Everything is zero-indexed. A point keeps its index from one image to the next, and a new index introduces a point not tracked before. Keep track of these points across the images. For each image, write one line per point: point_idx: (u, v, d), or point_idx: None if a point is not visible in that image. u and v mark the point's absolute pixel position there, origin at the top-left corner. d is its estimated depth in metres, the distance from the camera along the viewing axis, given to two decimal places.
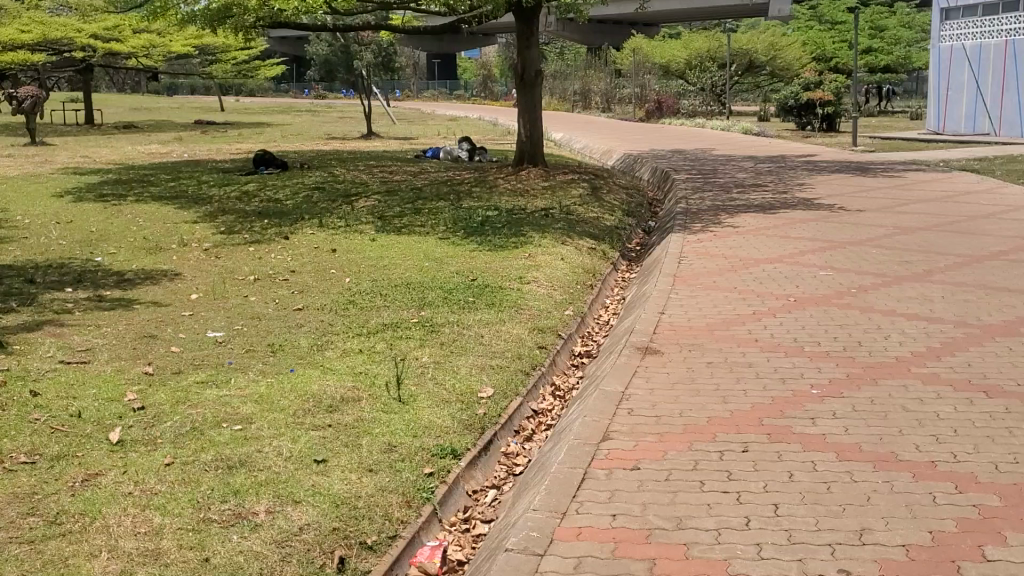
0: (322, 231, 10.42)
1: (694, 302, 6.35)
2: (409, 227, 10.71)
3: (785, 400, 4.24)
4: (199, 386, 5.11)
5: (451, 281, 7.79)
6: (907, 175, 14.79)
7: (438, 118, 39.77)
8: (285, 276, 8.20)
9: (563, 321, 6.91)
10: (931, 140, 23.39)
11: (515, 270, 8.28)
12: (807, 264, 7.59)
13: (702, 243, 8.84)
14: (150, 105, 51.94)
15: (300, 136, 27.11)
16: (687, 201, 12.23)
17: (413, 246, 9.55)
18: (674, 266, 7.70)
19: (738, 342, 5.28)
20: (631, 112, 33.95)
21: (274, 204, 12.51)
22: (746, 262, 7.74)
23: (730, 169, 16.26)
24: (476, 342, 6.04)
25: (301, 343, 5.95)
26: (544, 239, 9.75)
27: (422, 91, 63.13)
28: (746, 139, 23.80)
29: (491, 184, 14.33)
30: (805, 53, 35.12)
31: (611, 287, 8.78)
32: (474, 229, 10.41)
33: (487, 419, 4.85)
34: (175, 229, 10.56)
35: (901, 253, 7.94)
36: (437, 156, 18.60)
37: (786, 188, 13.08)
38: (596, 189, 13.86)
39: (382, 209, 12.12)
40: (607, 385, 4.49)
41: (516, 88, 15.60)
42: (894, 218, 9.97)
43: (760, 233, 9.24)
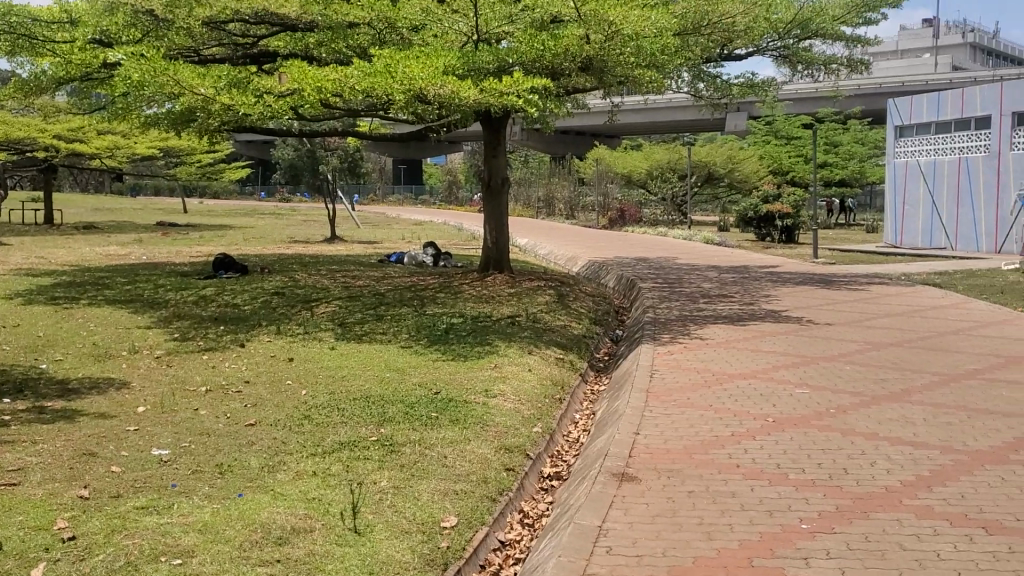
0: (280, 339, 10.08)
1: (668, 421, 6.09)
2: (370, 334, 10.41)
3: (773, 537, 3.94)
4: (138, 512, 4.70)
5: (413, 395, 7.47)
6: (871, 288, 14.82)
7: (403, 222, 39.90)
8: (238, 387, 7.83)
9: (530, 440, 6.59)
10: (889, 253, 23.68)
11: (480, 382, 7.98)
12: (782, 380, 7.39)
13: (672, 356, 8.64)
14: (112, 205, 51.64)
15: (263, 239, 26.89)
16: (654, 311, 12.07)
17: (374, 356, 9.23)
18: (645, 380, 7.46)
19: (718, 468, 5.00)
20: (594, 220, 34.20)
21: (232, 309, 12.16)
22: (720, 377, 7.52)
23: (695, 278, 16.21)
24: (439, 464, 5.70)
25: (252, 464, 5.57)
26: (509, 349, 9.48)
27: (387, 195, 63.60)
28: (709, 248, 23.97)
29: (455, 290, 14.12)
30: (764, 166, 35.85)
31: (579, 401, 8.49)
32: (438, 338, 10.14)
33: (451, 553, 4.49)
34: (126, 334, 10.16)
35: (876, 370, 7.77)
36: (401, 262, 18.42)
37: (752, 300, 13.00)
38: (562, 296, 13.70)
39: (344, 315, 11.81)
40: (581, 519, 4.17)
41: (482, 195, 15.55)
42: (864, 333, 9.85)
43: (732, 346, 9.06)
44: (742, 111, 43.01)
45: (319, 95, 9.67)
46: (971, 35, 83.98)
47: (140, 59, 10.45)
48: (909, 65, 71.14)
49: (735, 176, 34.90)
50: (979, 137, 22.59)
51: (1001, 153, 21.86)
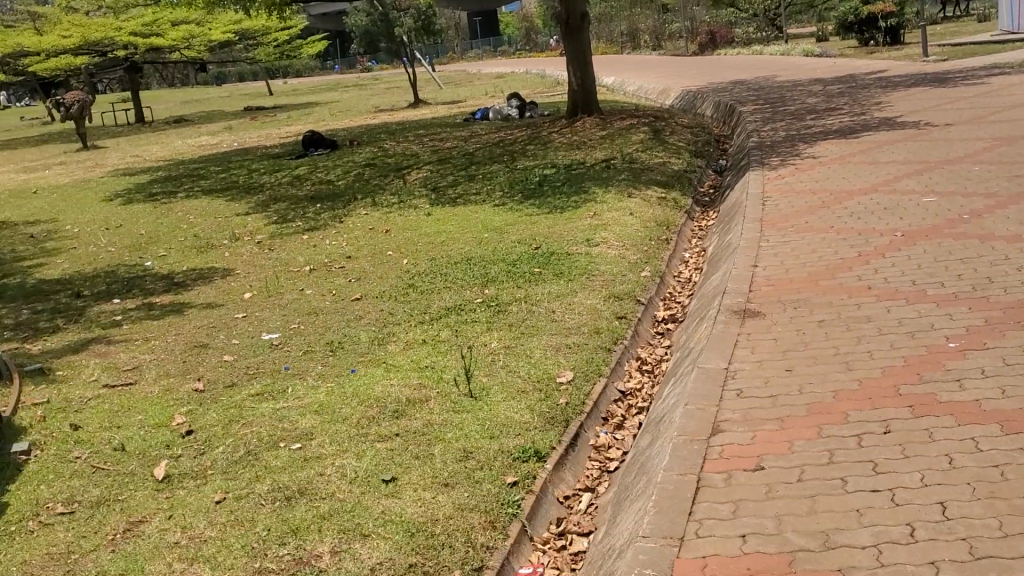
0: (375, 210, 9.96)
1: (787, 249, 5.69)
2: (465, 196, 10.17)
3: (921, 361, 3.58)
4: (254, 399, 4.65)
5: (515, 253, 7.25)
6: (993, 80, 13.68)
7: (486, 76, 39.12)
8: (339, 264, 7.74)
9: (640, 285, 6.31)
10: (1007, 41, 21.91)
11: (582, 232, 7.68)
12: (907, 191, 6.83)
13: (783, 180, 8.12)
14: (200, 97, 52.21)
15: (349, 111, 26.70)
16: (758, 134, 11.43)
17: (471, 217, 9.01)
18: (757, 209, 7.02)
19: (848, 293, 4.62)
20: (683, 49, 32.70)
21: (325, 186, 12.08)
22: (838, 196, 7.00)
23: (797, 94, 15.31)
24: (549, 321, 5.50)
25: (360, 340, 5.46)
26: (609, 194, 9.11)
27: (467, 51, 62.40)
28: (809, 61, 22.65)
29: (546, 140, 13.67)
30: None
31: (687, 239, 8.13)
32: (533, 191, 9.83)
33: (571, 410, 4.31)
34: (226, 222, 10.19)
35: (1010, 167, 7.11)
36: (487, 117, 17.98)
37: (862, 109, 12.15)
38: (658, 131, 13.13)
39: (436, 179, 11.58)
40: (706, 362, 3.89)
41: (563, 36, 14.84)
42: (991, 129, 9.06)
43: (847, 161, 8.46)
44: None
45: None
46: None
47: None
48: None
49: None
50: None
51: None
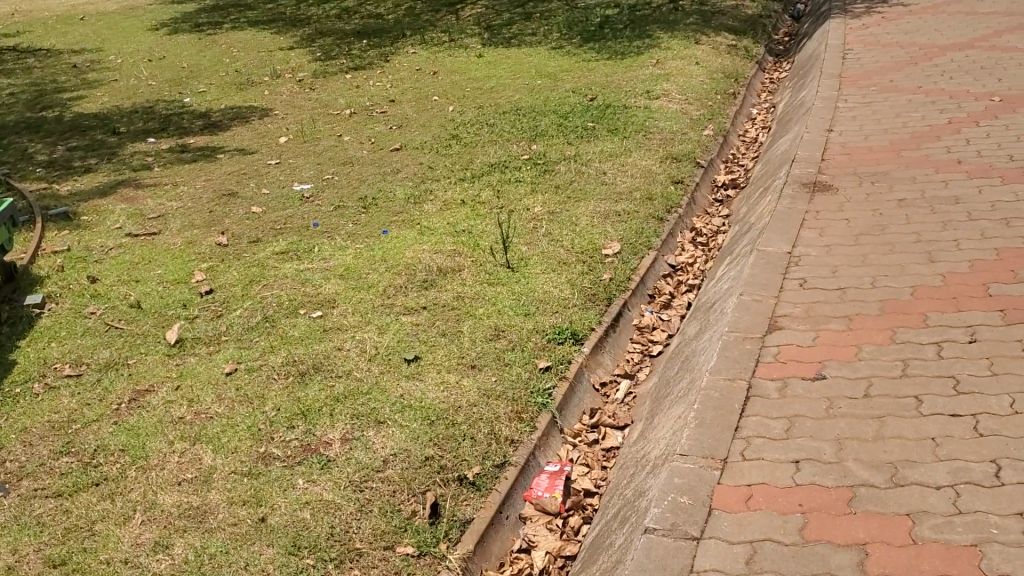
0: (425, 49, 9.41)
1: (867, 112, 5.14)
2: (520, 37, 9.55)
3: (1015, 255, 3.15)
4: (278, 258, 4.37)
5: (568, 105, 6.76)
6: None
7: None
8: (382, 108, 7.31)
9: (700, 146, 5.84)
10: None
11: (642, 84, 7.14)
12: (1008, 49, 6.12)
13: (867, 30, 7.39)
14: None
15: None
16: None
17: (525, 61, 8.44)
18: (835, 64, 6.39)
19: (933, 167, 4.13)
20: None
21: (375, 21, 11.48)
22: (929, 53, 6.32)
23: None
24: (599, 184, 5.09)
25: (396, 195, 5.12)
26: (674, 40, 8.45)
27: None
28: None
29: None
30: None
31: (756, 94, 7.53)
32: (593, 35, 9.18)
33: (615, 286, 3.97)
34: (268, 57, 9.72)
35: None
36: None
37: None
38: None
39: (491, 16, 10.90)
40: (766, 245, 3.49)
41: None
42: None
43: (942, 11, 7.65)
44: None
45: None
46: None
47: None
48: None
49: None
50: None
51: None
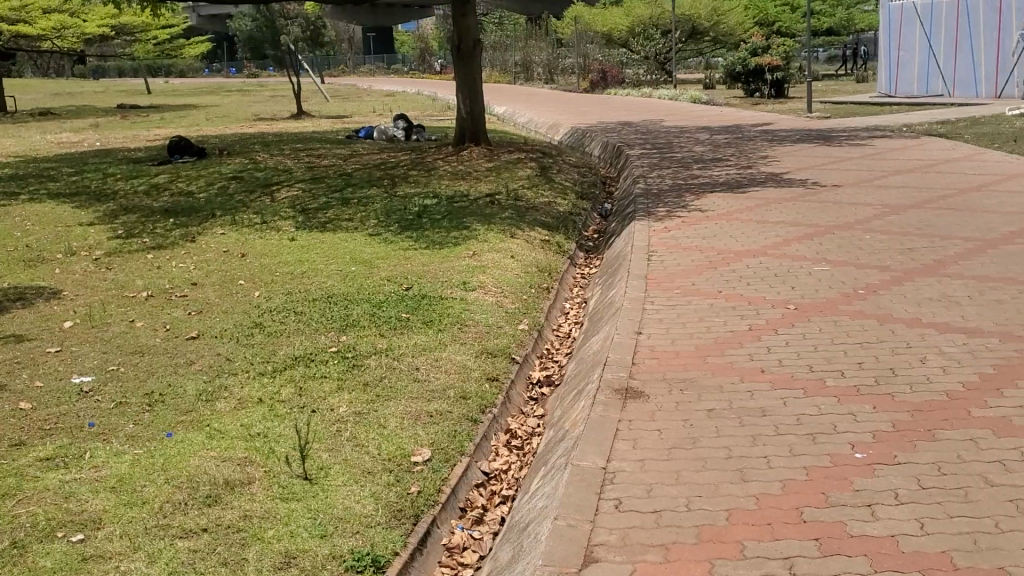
0: (235, 230, 9.13)
1: (675, 315, 5.23)
2: (335, 221, 9.44)
3: (824, 475, 3.12)
4: (41, 466, 3.85)
5: (382, 293, 6.57)
6: (874, 142, 13.84)
7: (375, 94, 38.33)
8: (183, 291, 6.91)
9: (515, 341, 5.76)
10: (884, 104, 22.56)
11: (456, 274, 7.08)
12: (798, 257, 6.51)
13: (671, 233, 7.73)
14: (71, 89, 49.48)
15: (225, 119, 25.40)
16: (646, 179, 11.11)
17: (339, 247, 8.28)
18: (642, 265, 6.57)
19: (740, 375, 4.17)
20: (574, 84, 32.84)
21: (185, 199, 11.16)
22: (728, 257, 6.64)
23: (687, 141, 15.19)
24: (409, 380, 4.86)
25: (188, 390, 4.70)
26: (489, 233, 8.56)
27: (359, 66, 61.41)
28: (698, 108, 22.83)
29: (429, 167, 13.08)
30: (748, 17, 34.27)
31: (569, 288, 7.63)
32: (410, 223, 9.16)
33: (422, 500, 3.69)
34: (64, 231, 9.16)
35: (900, 239, 6.89)
36: (370, 137, 17.27)
37: (749, 162, 12.02)
38: (546, 168, 12.71)
39: (307, 200, 10.80)
40: (580, 459, 3.33)
41: (453, 61, 14.30)
42: (877, 195, 8.93)
43: (736, 218, 8.15)
44: None
45: None
46: None
47: None
48: None
49: (720, 29, 33.33)
50: None
51: None
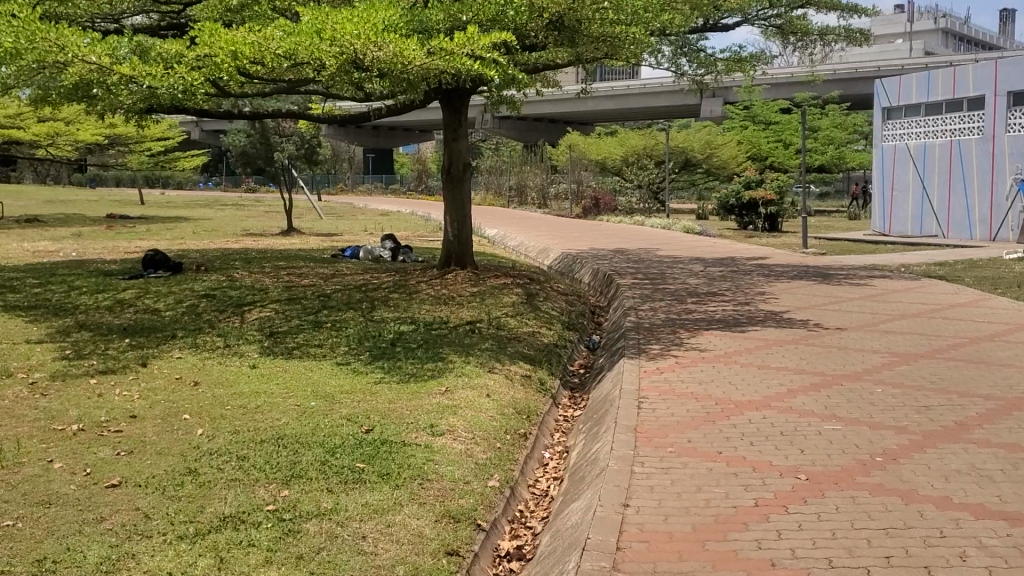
0: (194, 354, 8.47)
1: (666, 481, 4.54)
2: (302, 346, 8.76)
3: None
4: None
5: (338, 437, 5.84)
6: (874, 282, 13.39)
7: (369, 212, 38.40)
8: (117, 425, 6.20)
9: (482, 501, 5.04)
10: (879, 242, 22.34)
11: (424, 414, 6.38)
12: (805, 411, 5.86)
13: (662, 376, 7.09)
14: (67, 197, 49.60)
15: (213, 232, 25.10)
16: (637, 312, 10.56)
17: (301, 376, 7.60)
18: (631, 414, 5.87)
19: (746, 570, 3.47)
20: (568, 209, 32.83)
21: (149, 317, 10.55)
22: (727, 408, 5.98)
23: (680, 272, 14.75)
24: (353, 553, 4.13)
25: (88, 557, 3.99)
26: (467, 365, 7.88)
27: (357, 185, 61.96)
28: (691, 238, 22.60)
29: (412, 290, 12.53)
30: (741, 151, 34.58)
31: (550, 432, 6.92)
32: (384, 350, 8.46)
33: None
34: (9, 350, 8.51)
35: (915, 394, 6.26)
36: (356, 256, 16.82)
37: (745, 298, 11.51)
38: (533, 295, 12.18)
39: (278, 323, 10.18)
40: None
41: (442, 183, 13.95)
42: (884, 342, 8.34)
43: (734, 360, 7.54)
44: (717, 97, 41.49)
45: (237, 61, 8.02)
46: (942, 20, 82.71)
47: (23, 18, 8.65)
48: (881, 49, 70.71)
49: (712, 161, 33.62)
50: (973, 118, 21.31)
51: (995, 136, 20.64)
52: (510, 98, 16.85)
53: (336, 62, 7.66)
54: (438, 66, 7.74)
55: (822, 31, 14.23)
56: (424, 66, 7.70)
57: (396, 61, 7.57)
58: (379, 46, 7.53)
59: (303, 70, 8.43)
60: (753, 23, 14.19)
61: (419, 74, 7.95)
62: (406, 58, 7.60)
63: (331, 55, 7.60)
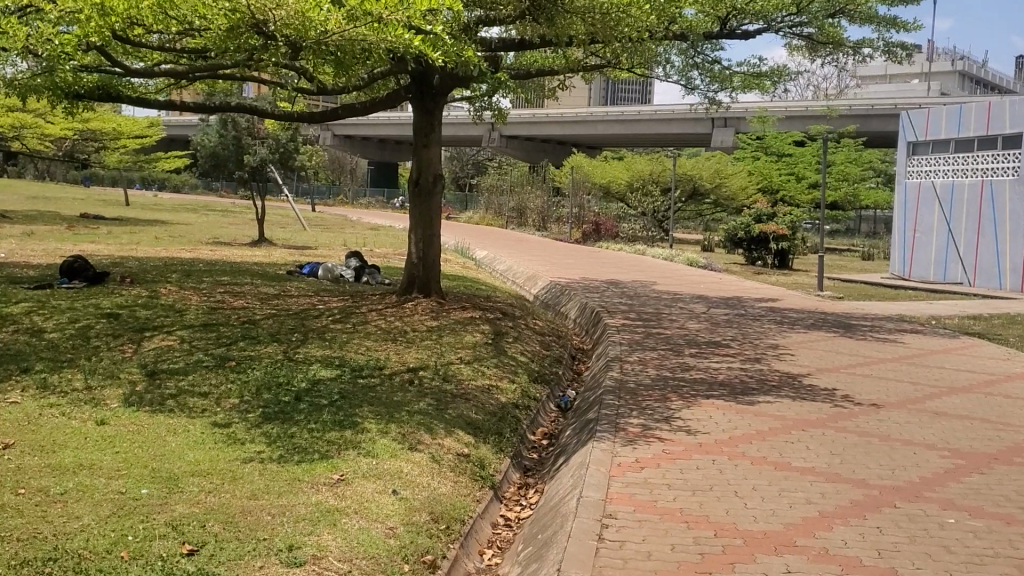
0: (35, 398, 6.46)
1: None
2: (183, 395, 6.75)
3: None
4: None
5: (141, 564, 3.89)
6: (904, 338, 11.35)
7: (360, 226, 36.48)
8: None
9: None
10: (900, 287, 20.37)
11: (289, 524, 4.37)
12: (849, 562, 3.86)
13: (641, 475, 5.08)
14: (56, 196, 47.78)
15: (181, 239, 23.19)
16: (622, 364, 8.59)
17: (153, 445, 5.59)
18: (586, 553, 3.89)
19: None
20: (567, 233, 30.87)
21: (21, 341, 8.59)
22: (731, 548, 3.98)
23: (679, 314, 12.73)
24: None
25: None
26: (384, 435, 5.84)
27: (357, 197, 60.20)
28: (694, 271, 20.62)
29: (359, 320, 10.57)
30: (752, 182, 32.70)
31: (478, 551, 4.90)
32: (283, 405, 6.42)
33: None
34: None
35: (1007, 538, 4.25)
36: (315, 273, 14.87)
37: (754, 354, 9.49)
38: (501, 334, 10.21)
39: (174, 357, 8.20)
40: None
41: (408, 196, 11.96)
42: (939, 432, 6.31)
43: (744, 452, 5.54)
44: (729, 127, 39.50)
45: (107, 20, 6.10)
46: (959, 62, 80.75)
47: None
48: (897, 89, 68.83)
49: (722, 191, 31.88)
50: (1007, 157, 19.33)
51: None
52: (499, 107, 14.97)
53: (228, 23, 5.79)
54: (363, 39, 5.80)
55: (857, 44, 12.20)
56: (343, 37, 5.76)
57: (303, 25, 5.65)
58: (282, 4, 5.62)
59: (203, 37, 6.54)
60: (776, 31, 12.22)
61: (341, 50, 6.04)
62: (317, 23, 5.66)
63: (222, 13, 5.73)
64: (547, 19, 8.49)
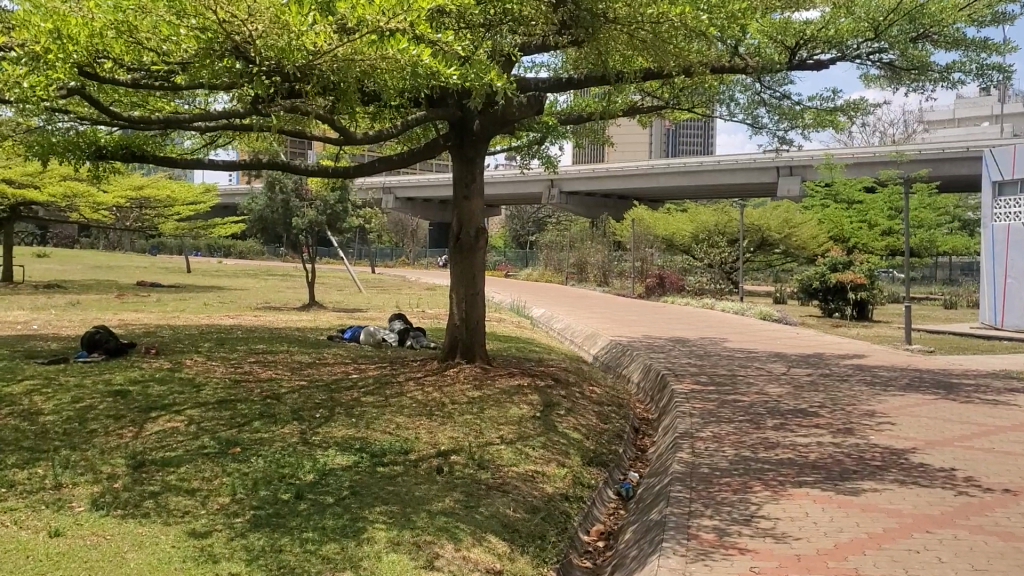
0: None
1: None
2: (166, 493, 5.65)
3: None
4: None
5: None
6: (1019, 400, 9.82)
7: (417, 286, 35.61)
8: None
9: None
10: (995, 338, 18.62)
11: None
12: None
13: None
14: (119, 265, 47.88)
15: (231, 305, 22.45)
16: (693, 442, 7.29)
17: (106, 562, 4.51)
18: None
19: None
20: (629, 288, 29.54)
21: (10, 426, 7.60)
22: None
23: (754, 375, 11.37)
24: None
25: None
26: (394, 548, 4.67)
27: (418, 258, 59.69)
28: (766, 326, 19.20)
29: (396, 391, 9.46)
30: (823, 231, 31.12)
31: None
32: (279, 507, 5.31)
33: None
34: None
35: None
36: (357, 338, 13.88)
37: (847, 424, 8.10)
38: (552, 404, 9.01)
39: (173, 441, 7.15)
40: None
41: (449, 252, 10.89)
42: None
43: (858, 570, 4.23)
44: (795, 175, 38.06)
45: (68, 51, 5.22)
46: None
47: None
48: (967, 132, 66.72)
49: (791, 241, 30.39)
50: None
51: None
52: (548, 156, 13.91)
53: (198, 46, 5.08)
54: (361, 58, 5.13)
55: (947, 69, 10.89)
56: (336, 57, 5.10)
57: (289, 46, 4.94)
58: (260, 20, 4.92)
59: (181, 73, 5.83)
60: (852, 59, 10.98)
61: (339, 76, 5.41)
62: (304, 46, 4.98)
63: (189, 35, 5.02)
64: (587, 35, 7.52)
